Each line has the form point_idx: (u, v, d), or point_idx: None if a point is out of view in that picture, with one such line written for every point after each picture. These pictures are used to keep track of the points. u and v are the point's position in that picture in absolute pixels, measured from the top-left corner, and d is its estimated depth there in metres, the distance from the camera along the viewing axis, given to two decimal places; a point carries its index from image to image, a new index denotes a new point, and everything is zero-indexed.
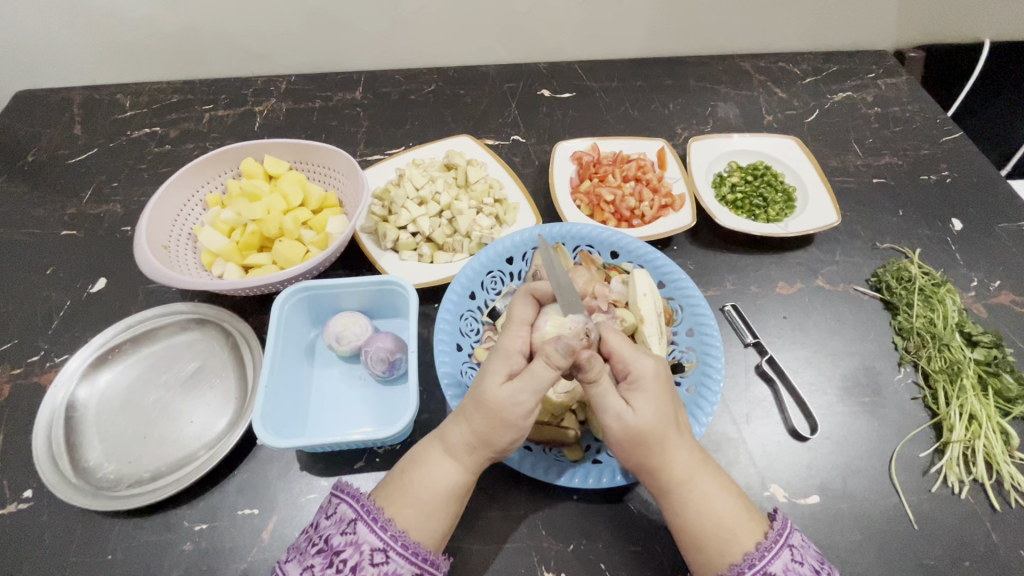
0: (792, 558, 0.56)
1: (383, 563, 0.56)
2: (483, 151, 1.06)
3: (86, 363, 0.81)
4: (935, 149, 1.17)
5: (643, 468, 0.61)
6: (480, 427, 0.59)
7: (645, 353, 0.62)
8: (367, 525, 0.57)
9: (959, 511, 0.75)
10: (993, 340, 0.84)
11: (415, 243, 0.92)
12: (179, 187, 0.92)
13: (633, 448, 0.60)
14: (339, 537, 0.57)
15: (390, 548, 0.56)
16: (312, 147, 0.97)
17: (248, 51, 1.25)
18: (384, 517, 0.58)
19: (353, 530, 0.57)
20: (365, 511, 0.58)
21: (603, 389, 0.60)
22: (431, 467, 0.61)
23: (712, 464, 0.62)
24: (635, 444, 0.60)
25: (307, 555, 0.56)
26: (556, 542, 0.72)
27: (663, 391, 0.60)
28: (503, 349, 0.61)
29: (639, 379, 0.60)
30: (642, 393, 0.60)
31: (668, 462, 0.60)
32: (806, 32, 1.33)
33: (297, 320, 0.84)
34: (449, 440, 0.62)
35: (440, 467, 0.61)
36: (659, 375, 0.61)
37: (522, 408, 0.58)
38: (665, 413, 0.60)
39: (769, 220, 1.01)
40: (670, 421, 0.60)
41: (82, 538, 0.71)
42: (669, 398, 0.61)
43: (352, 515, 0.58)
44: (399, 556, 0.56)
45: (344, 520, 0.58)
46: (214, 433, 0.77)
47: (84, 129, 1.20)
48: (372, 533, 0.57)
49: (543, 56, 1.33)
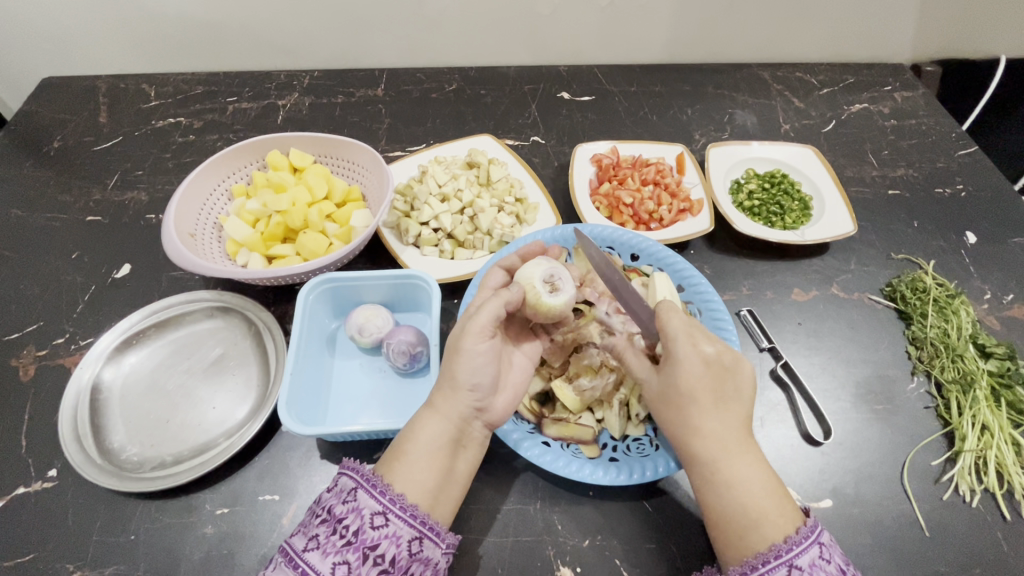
0: (820, 555, 0.55)
1: (383, 526, 0.57)
2: (504, 150, 1.08)
3: (112, 345, 0.83)
4: (951, 162, 1.18)
5: (678, 438, 0.64)
6: (444, 380, 0.66)
7: (688, 334, 0.64)
8: (367, 492, 0.58)
9: (970, 520, 0.76)
10: (1007, 352, 0.84)
11: (437, 239, 0.93)
12: (206, 176, 0.94)
13: (665, 413, 0.66)
14: (341, 506, 0.58)
15: (390, 511, 0.58)
16: (338, 141, 0.99)
17: (274, 46, 1.27)
18: (383, 483, 0.59)
19: (354, 498, 0.58)
20: (364, 480, 0.59)
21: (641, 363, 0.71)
22: (417, 425, 0.64)
23: (752, 453, 0.61)
24: (665, 405, 0.66)
25: (312, 527, 0.57)
26: (572, 537, 0.73)
27: (699, 373, 0.63)
28: (480, 310, 0.66)
29: (674, 358, 0.64)
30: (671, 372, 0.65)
31: (697, 433, 0.62)
32: (824, 43, 1.34)
33: (320, 310, 0.86)
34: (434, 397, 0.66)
35: (423, 423, 0.64)
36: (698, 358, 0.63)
37: (480, 343, 0.66)
38: (698, 390, 0.62)
39: (785, 227, 1.02)
40: (700, 394, 0.62)
41: (105, 518, 0.72)
42: (707, 381, 0.63)
43: (352, 484, 0.59)
44: (399, 518, 0.58)
45: (345, 489, 0.59)
46: (235, 420, 0.78)
47: (110, 117, 1.22)
48: (372, 498, 0.58)
49: (564, 59, 1.34)
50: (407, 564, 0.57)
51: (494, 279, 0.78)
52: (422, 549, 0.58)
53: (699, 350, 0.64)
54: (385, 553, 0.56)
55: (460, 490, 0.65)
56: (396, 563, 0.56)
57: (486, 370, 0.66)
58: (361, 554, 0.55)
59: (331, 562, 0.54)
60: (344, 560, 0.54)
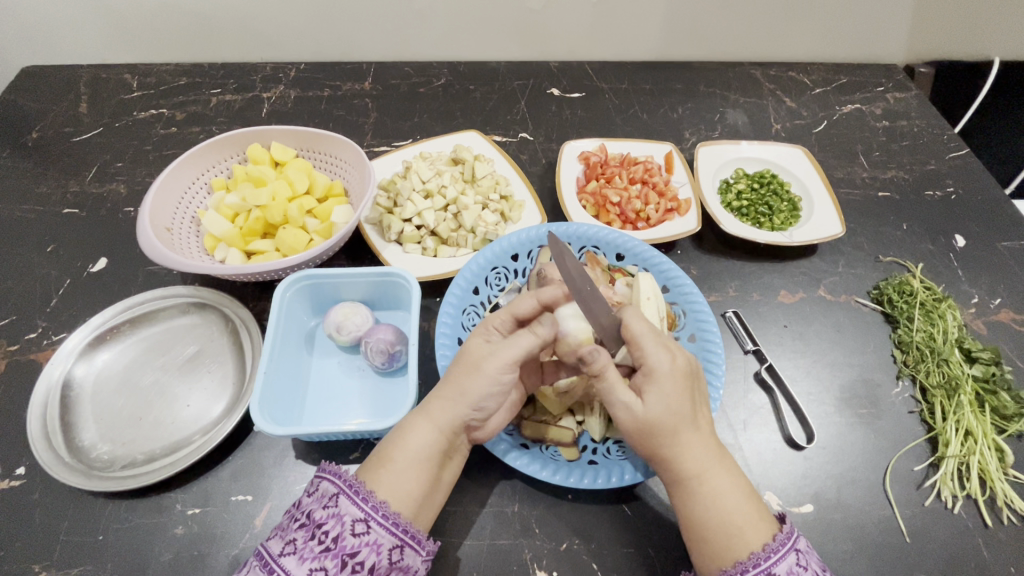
0: (797, 563, 0.56)
1: (364, 533, 0.56)
2: (491, 147, 1.06)
3: (83, 342, 0.81)
4: (942, 165, 1.17)
5: (656, 458, 0.61)
6: (444, 387, 0.64)
7: (662, 346, 0.61)
8: (349, 498, 0.57)
9: (952, 526, 0.75)
10: (992, 356, 0.84)
11: (419, 236, 0.92)
12: (185, 169, 0.92)
13: (645, 442, 0.61)
14: (321, 511, 0.57)
15: (372, 518, 0.57)
16: (321, 136, 0.97)
17: (260, 37, 1.25)
18: (365, 489, 0.58)
19: (335, 504, 0.57)
20: (347, 485, 0.58)
21: (616, 381, 0.60)
22: (406, 432, 0.62)
23: (728, 462, 0.62)
24: (646, 435, 0.60)
25: (290, 531, 0.56)
26: (549, 540, 0.72)
27: (678, 385, 0.60)
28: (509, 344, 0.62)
29: (653, 372, 0.60)
30: (654, 389, 0.60)
31: (678, 453, 0.60)
32: (817, 42, 1.33)
33: (298, 307, 0.84)
34: (428, 407, 0.64)
35: (413, 430, 0.62)
36: (676, 371, 0.60)
37: (504, 375, 0.62)
38: (679, 406, 0.60)
39: (774, 228, 1.01)
40: (682, 416, 0.60)
41: (73, 518, 0.71)
42: (685, 392, 0.60)
43: (334, 490, 0.58)
44: (380, 526, 0.57)
45: (326, 495, 0.58)
46: (209, 418, 0.76)
47: (90, 107, 1.19)
48: (354, 504, 0.57)
49: (554, 55, 1.33)
50: (386, 571, 0.56)
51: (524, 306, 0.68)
52: (402, 557, 0.58)
53: (672, 358, 0.61)
54: (364, 561, 0.55)
55: (442, 498, 0.65)
56: (375, 570, 0.56)
57: (497, 397, 0.63)
58: (340, 561, 0.54)
59: (308, 567, 0.53)
60: (321, 566, 0.54)
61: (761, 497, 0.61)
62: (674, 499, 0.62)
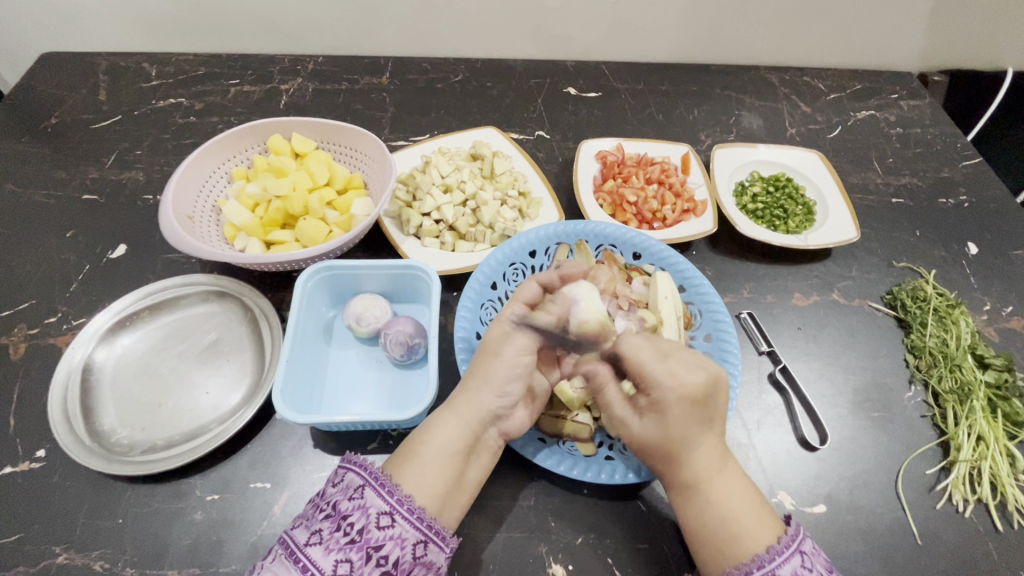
0: (802, 564, 0.56)
1: (388, 527, 0.56)
2: (509, 143, 1.07)
3: (105, 326, 0.81)
4: (955, 173, 1.18)
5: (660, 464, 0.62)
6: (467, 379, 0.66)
7: (667, 372, 0.60)
8: (374, 490, 0.58)
9: (963, 530, 0.76)
10: (1005, 363, 0.84)
11: (438, 230, 0.93)
12: (206, 158, 0.92)
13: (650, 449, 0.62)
14: (347, 502, 0.57)
15: (396, 512, 0.57)
16: (342, 129, 0.97)
17: (278, 30, 1.25)
18: (390, 482, 0.59)
19: (360, 495, 0.58)
20: (372, 477, 0.59)
21: (615, 399, 0.66)
22: (433, 426, 0.64)
23: (733, 468, 0.62)
24: (650, 447, 0.62)
25: (315, 521, 0.57)
26: (565, 534, 0.73)
27: (684, 411, 0.59)
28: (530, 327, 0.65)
29: (656, 403, 0.60)
30: (655, 417, 0.61)
31: (683, 461, 0.60)
32: (832, 48, 1.34)
33: (318, 297, 0.85)
34: (454, 400, 0.65)
35: (438, 424, 0.64)
36: (683, 400, 0.59)
37: (522, 357, 0.65)
38: (682, 431, 0.60)
39: (789, 232, 1.02)
40: (688, 432, 0.59)
41: (93, 501, 0.71)
42: (692, 416, 0.59)
43: (359, 482, 0.58)
44: (405, 520, 0.57)
45: (350, 486, 0.58)
46: (227, 407, 0.77)
47: (109, 95, 1.19)
48: (379, 497, 0.58)
49: (570, 54, 1.33)
50: (409, 566, 0.56)
51: (528, 292, 0.69)
52: (426, 552, 0.58)
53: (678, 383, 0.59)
54: (389, 555, 0.55)
55: (468, 498, 0.64)
56: (399, 565, 0.56)
57: (520, 381, 0.66)
58: (364, 554, 0.55)
59: (333, 559, 0.53)
60: (346, 558, 0.54)
61: (766, 500, 0.62)
62: (675, 501, 0.63)
